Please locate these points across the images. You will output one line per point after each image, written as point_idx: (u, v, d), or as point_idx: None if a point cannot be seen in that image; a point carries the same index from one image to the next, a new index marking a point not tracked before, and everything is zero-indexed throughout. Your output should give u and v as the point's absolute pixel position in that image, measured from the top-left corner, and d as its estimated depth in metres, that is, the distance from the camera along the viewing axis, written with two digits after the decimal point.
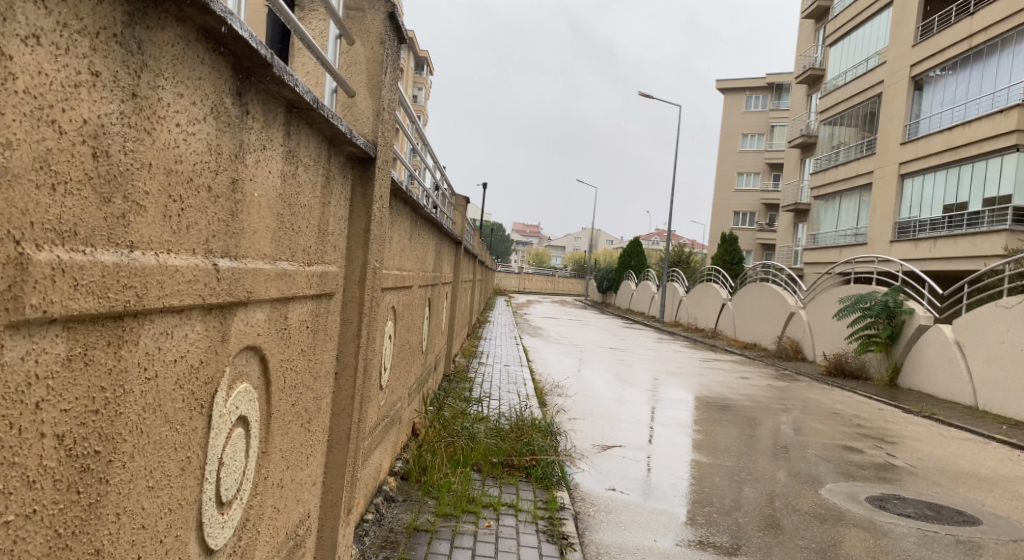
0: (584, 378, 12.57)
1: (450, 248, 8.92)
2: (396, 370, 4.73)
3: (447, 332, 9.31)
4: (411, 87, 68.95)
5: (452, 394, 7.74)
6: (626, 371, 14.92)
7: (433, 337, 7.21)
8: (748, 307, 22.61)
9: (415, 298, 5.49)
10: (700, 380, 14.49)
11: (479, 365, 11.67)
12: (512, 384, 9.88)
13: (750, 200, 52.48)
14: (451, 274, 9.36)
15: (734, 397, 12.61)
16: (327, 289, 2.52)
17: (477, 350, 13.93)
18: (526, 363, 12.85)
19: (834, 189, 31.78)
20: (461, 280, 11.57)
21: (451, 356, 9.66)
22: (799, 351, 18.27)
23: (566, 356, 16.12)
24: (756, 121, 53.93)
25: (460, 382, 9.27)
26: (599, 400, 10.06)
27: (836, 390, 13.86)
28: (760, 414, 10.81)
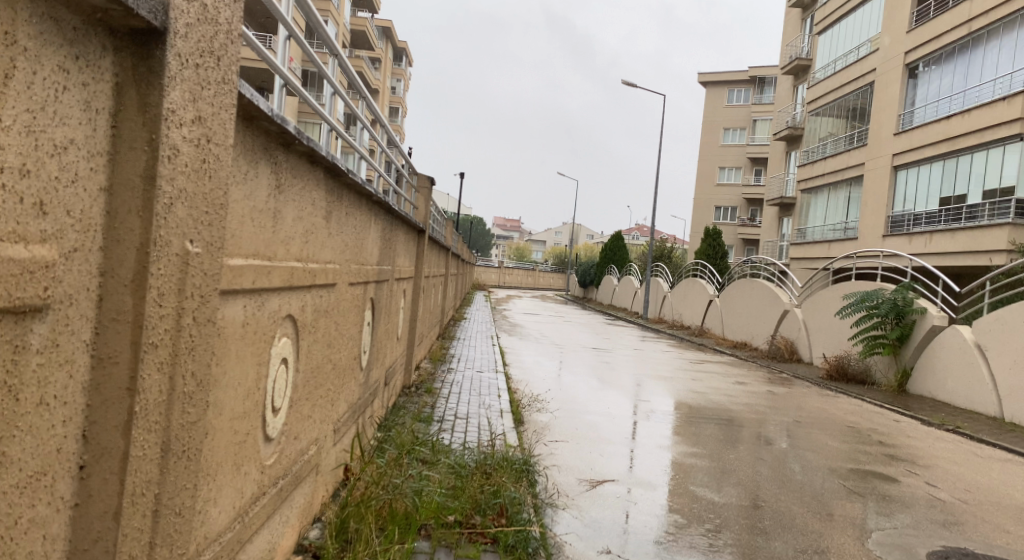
0: (566, 384, 11.21)
1: (408, 237, 7.47)
2: (299, 407, 3.29)
3: (405, 336, 7.90)
4: (388, 75, 66.91)
5: (405, 416, 6.32)
6: (610, 373, 13.64)
7: (381, 347, 5.81)
8: (737, 305, 21.46)
9: (342, 300, 4.08)
10: (691, 384, 13.22)
11: (447, 372, 10.30)
12: (482, 397, 8.48)
13: (732, 194, 51.52)
14: (411, 268, 7.92)
15: (731, 405, 11.35)
16: (3, 303, 1.11)
17: (448, 353, 12.53)
18: (500, 367, 11.47)
19: (822, 182, 30.77)
20: (425, 274, 10.14)
21: (411, 364, 8.27)
22: (794, 352, 17.14)
23: (544, 357, 14.86)
24: (738, 114, 52.92)
25: (420, 397, 7.89)
26: (582, 413, 8.73)
27: (841, 396, 12.66)
28: (765, 427, 9.55)
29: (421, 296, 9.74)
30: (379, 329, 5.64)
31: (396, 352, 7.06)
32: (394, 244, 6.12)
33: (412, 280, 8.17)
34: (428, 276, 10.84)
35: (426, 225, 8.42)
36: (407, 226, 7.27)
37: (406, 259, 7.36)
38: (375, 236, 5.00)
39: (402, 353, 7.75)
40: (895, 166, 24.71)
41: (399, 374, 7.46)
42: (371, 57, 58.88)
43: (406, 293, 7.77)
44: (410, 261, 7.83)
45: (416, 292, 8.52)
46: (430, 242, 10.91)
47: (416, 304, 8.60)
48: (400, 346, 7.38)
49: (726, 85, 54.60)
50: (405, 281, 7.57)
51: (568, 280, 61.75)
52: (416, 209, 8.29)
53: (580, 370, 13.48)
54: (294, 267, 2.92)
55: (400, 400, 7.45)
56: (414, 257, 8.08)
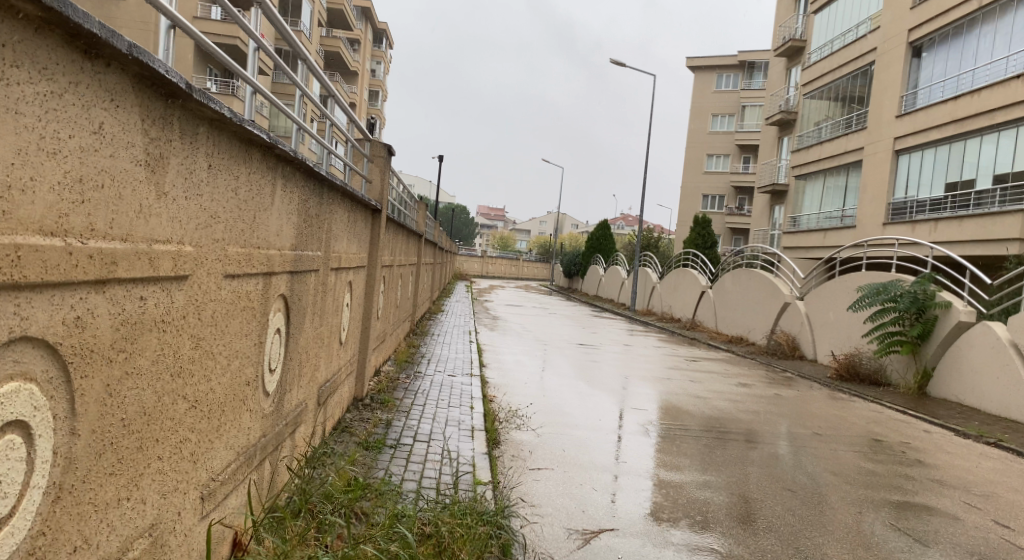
0: (551, 389, 9.89)
1: (357, 213, 5.91)
2: (91, 499, 1.90)
3: (354, 336, 6.45)
4: (370, 58, 65.02)
5: (346, 450, 4.95)
6: (596, 372, 12.39)
7: (305, 358, 4.36)
8: (732, 296, 20.24)
9: (209, 302, 2.65)
10: (690, 384, 11.94)
11: (413, 376, 8.90)
12: (451, 411, 7.13)
13: (720, 182, 50.35)
14: (363, 255, 6.44)
15: (737, 410, 10.07)
16: None
17: (417, 352, 11.14)
18: (476, 369, 10.12)
19: (817, 168, 29.63)
20: (388, 261, 8.65)
21: (364, 371, 6.82)
22: (797, 349, 15.98)
23: (525, 355, 13.53)
24: (727, 100, 51.66)
25: (372, 413, 6.48)
26: (570, 427, 7.40)
27: (855, 400, 11.44)
28: (781, 440, 8.25)
29: (382, 286, 8.26)
30: (300, 336, 4.17)
31: (338, 358, 5.61)
32: (326, 221, 4.61)
33: (364, 270, 6.65)
34: (392, 262, 9.42)
35: (382, 203, 6.93)
36: (354, 202, 5.74)
37: (353, 243, 5.85)
38: (281, 208, 3.54)
39: (350, 357, 6.27)
40: (897, 150, 23.59)
41: (343, 386, 6.01)
42: (351, 39, 57.07)
43: (355, 285, 6.28)
44: (361, 247, 6.34)
45: (373, 283, 7.04)
46: (395, 225, 9.46)
47: (373, 296, 7.15)
48: (345, 351, 5.94)
49: (715, 70, 53.27)
50: (353, 271, 6.07)
51: (553, 270, 60.46)
52: (370, 184, 6.79)
53: (567, 371, 12.17)
54: (22, 246, 1.49)
55: (346, 418, 6.05)
56: (365, 241, 6.60)
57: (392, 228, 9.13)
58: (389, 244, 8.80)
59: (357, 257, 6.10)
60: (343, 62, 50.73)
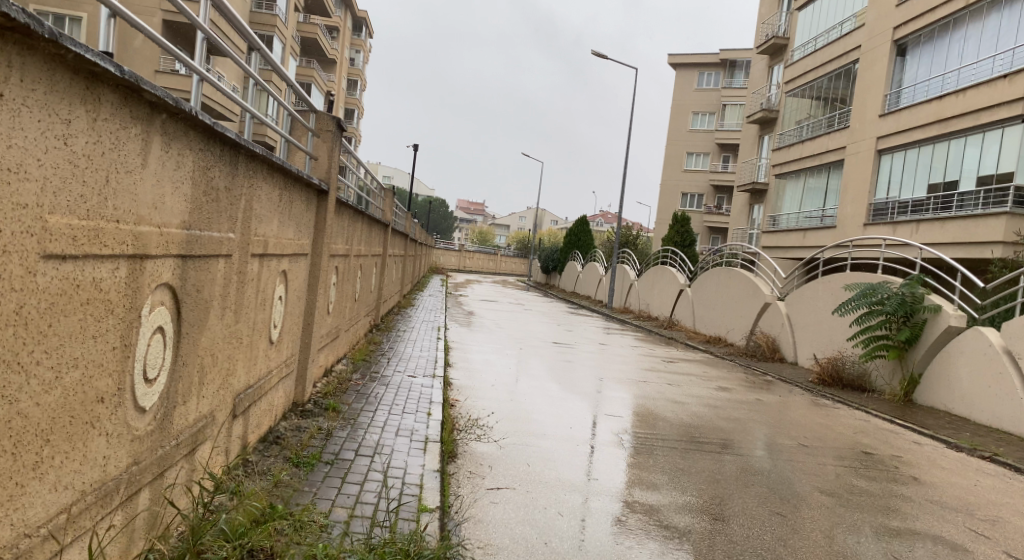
0: (519, 391, 9.18)
1: (296, 193, 5.09)
2: None
3: (293, 333, 5.66)
4: (347, 47, 63.62)
5: (267, 475, 4.17)
6: (569, 373, 11.75)
7: (212, 361, 3.58)
8: (711, 296, 19.71)
9: (7, 294, 1.85)
10: (667, 386, 11.34)
11: (369, 377, 8.13)
12: (403, 419, 6.39)
13: (698, 181, 50.04)
14: (304, 242, 5.61)
15: (716, 415, 9.46)
16: None
17: (378, 350, 10.36)
18: (440, 370, 9.38)
19: (798, 167, 29.28)
20: (342, 249, 7.83)
21: (306, 372, 6.04)
22: (777, 351, 15.48)
23: (495, 353, 12.84)
24: (708, 98, 51.25)
25: (312, 421, 5.71)
26: (537, 438, 6.72)
27: (839, 407, 10.91)
28: (764, 451, 7.64)
29: (333, 277, 7.44)
30: (201, 336, 3.39)
31: (267, 359, 4.82)
32: (243, 197, 3.81)
33: (306, 259, 5.83)
34: (349, 251, 8.59)
35: (331, 184, 6.11)
36: (293, 180, 4.93)
37: (290, 227, 5.05)
38: (164, 171, 2.76)
39: (286, 356, 5.48)
40: (879, 150, 23.25)
41: (276, 391, 5.21)
42: (328, 26, 55.69)
43: (293, 275, 5.46)
44: (302, 233, 5.53)
45: (319, 274, 6.22)
46: (354, 210, 8.65)
47: (319, 288, 6.34)
48: (278, 352, 5.14)
49: (696, 67, 52.83)
50: (291, 259, 5.26)
51: (531, 265, 59.78)
52: (315, 161, 5.97)
53: (539, 371, 11.47)
54: None
55: (279, 427, 5.27)
56: (309, 227, 5.78)
57: (349, 213, 8.29)
58: (344, 230, 7.96)
59: (296, 244, 5.29)
60: (318, 49, 49.41)
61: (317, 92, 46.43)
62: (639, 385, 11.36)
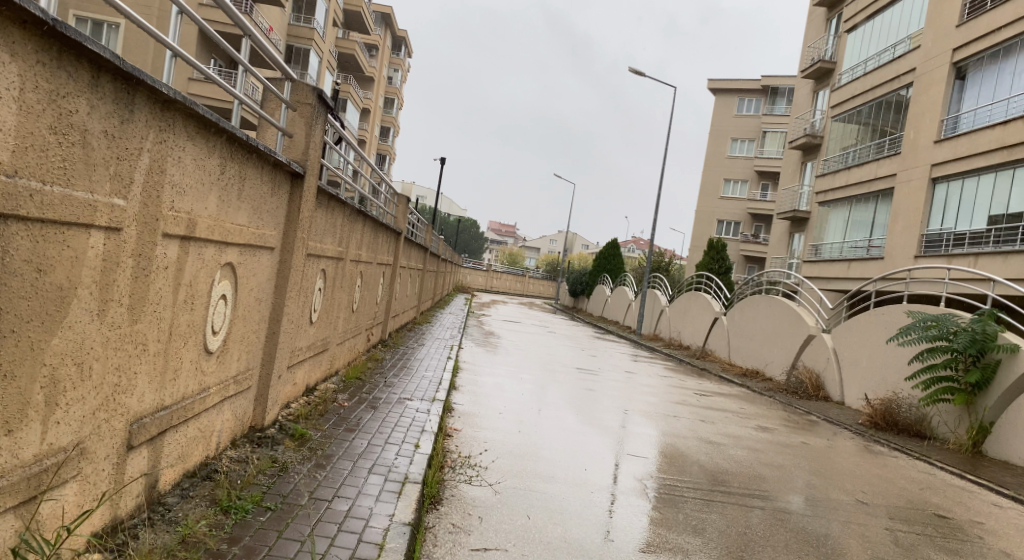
0: (530, 422, 8.07)
1: (253, 167, 4.13)
2: None
3: (250, 343, 4.65)
4: (386, 64, 63.56)
5: (172, 534, 3.14)
6: (590, 404, 10.58)
7: (76, 379, 2.54)
8: (748, 326, 18.36)
9: None
10: (700, 421, 10.13)
11: (359, 398, 7.09)
12: (383, 452, 5.34)
13: (735, 209, 48.52)
14: (269, 233, 4.65)
15: (755, 458, 8.22)
16: None
17: (378, 367, 9.34)
18: (442, 392, 8.32)
19: (844, 195, 27.82)
20: (332, 251, 6.85)
21: (268, 391, 5.01)
22: (821, 389, 14.12)
23: (511, 377, 11.73)
24: (747, 125, 49.87)
25: (268, 452, 4.67)
26: (543, 482, 5.60)
27: (898, 455, 9.56)
28: (814, 507, 6.41)
29: (318, 281, 6.45)
30: (51, 341, 2.36)
31: (199, 375, 3.79)
32: (146, 152, 2.82)
33: (272, 253, 4.83)
34: (346, 254, 7.63)
35: (309, 166, 5.14)
36: (247, 153, 3.98)
37: (241, 209, 4.07)
38: None
39: (237, 371, 4.45)
40: (934, 178, 21.76)
41: (216, 414, 4.17)
42: (368, 44, 55.76)
43: (251, 273, 4.46)
44: (264, 221, 4.54)
45: (292, 275, 5.22)
46: (353, 210, 7.71)
47: (294, 291, 5.32)
48: (219, 365, 4.10)
49: (736, 94, 51.54)
50: (243, 251, 4.26)
51: (559, 288, 58.67)
52: (290, 139, 5.02)
53: (557, 400, 10.34)
54: None
55: (222, 459, 4.25)
56: (276, 215, 4.80)
57: (347, 211, 7.35)
58: (337, 228, 6.98)
59: (252, 232, 4.30)
60: (356, 65, 49.31)
61: (353, 107, 46.21)
62: (668, 419, 10.15)
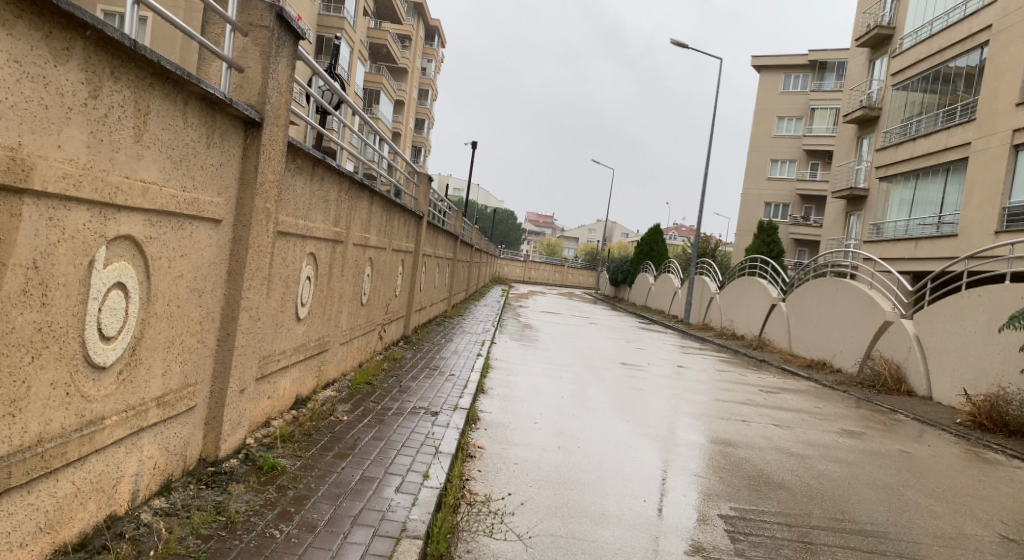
0: (572, 431, 6.71)
1: (168, 101, 2.89)
2: None
3: (187, 350, 3.40)
4: (421, 55, 62.57)
5: None
6: (641, 404, 9.17)
7: None
8: (812, 311, 16.61)
9: None
10: (772, 423, 8.63)
11: (363, 411, 5.84)
12: (378, 487, 4.07)
13: (784, 190, 46.04)
14: (208, 199, 3.41)
15: (848, 470, 6.70)
16: None
17: (396, 369, 8.09)
18: (467, 398, 7.03)
19: (907, 168, 25.54)
20: (325, 230, 5.62)
21: (224, 413, 3.79)
22: (903, 382, 12.40)
23: (550, 374, 10.36)
24: (794, 102, 47.22)
25: (214, 498, 3.42)
26: (590, 524, 4.26)
27: (1015, 466, 7.91)
28: (942, 545, 4.89)
29: (303, 264, 5.23)
30: None
31: (81, 401, 2.54)
32: None
33: (217, 229, 3.60)
34: (347, 237, 6.40)
35: (268, 112, 3.90)
36: (150, 75, 2.71)
37: (150, 162, 2.83)
38: None
39: (165, 391, 3.23)
40: (1015, 145, 19.54)
41: (129, 452, 2.95)
42: (402, 34, 54.61)
43: (181, 254, 3.22)
44: (196, 183, 3.29)
45: (254, 261, 3.97)
46: (356, 184, 6.48)
47: (258, 278, 4.08)
48: (126, 385, 2.87)
49: (782, 70, 48.83)
50: (163, 223, 3.03)
51: (601, 278, 57.08)
52: (241, 76, 3.80)
53: (603, 400, 8.96)
54: None
55: (138, 516, 3.00)
56: (218, 175, 3.55)
57: (346, 184, 6.12)
58: (332, 203, 5.77)
59: (174, 195, 3.06)
60: (389, 55, 48.27)
61: (386, 98, 45.20)
62: (734, 420, 8.67)
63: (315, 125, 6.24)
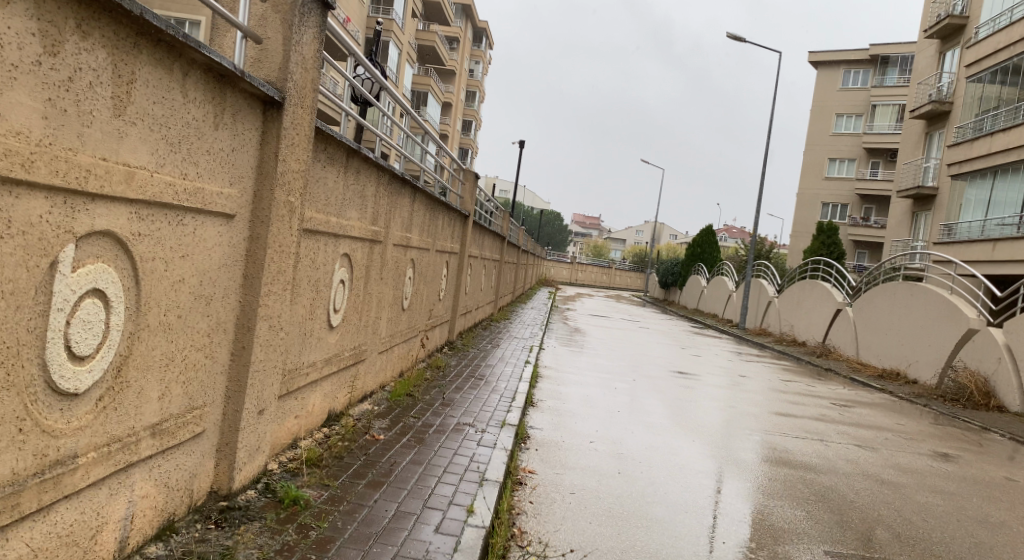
0: (631, 450, 6.04)
1: (159, 67, 2.37)
2: None
3: (191, 368, 2.89)
4: (468, 56, 62.37)
5: None
6: (705, 415, 8.41)
7: None
8: (882, 317, 15.45)
9: None
10: (853, 442, 7.77)
11: (402, 428, 5.30)
12: (413, 526, 3.50)
13: (843, 190, 44.09)
14: (215, 190, 2.89)
15: (950, 503, 5.85)
16: None
17: (439, 379, 7.55)
18: (514, 412, 6.43)
19: (979, 165, 23.84)
20: (361, 229, 5.10)
21: (238, 438, 3.27)
22: (991, 397, 11.28)
23: (603, 383, 9.69)
24: (854, 99, 45.20)
25: (222, 543, 2.90)
26: None
27: None
28: None
29: (336, 265, 4.71)
30: None
31: (40, 440, 2.02)
32: None
33: (228, 225, 3.07)
34: (387, 236, 5.89)
35: (291, 90, 3.38)
36: (133, 32, 2.20)
37: (137, 141, 2.31)
38: None
39: (162, 417, 2.71)
40: None
41: (115, 494, 2.44)
42: (449, 36, 54.37)
43: (182, 255, 2.70)
44: (201, 169, 2.78)
45: (274, 263, 3.44)
46: (396, 179, 5.95)
47: (280, 283, 3.56)
48: (108, 414, 2.36)
49: (841, 66, 46.74)
50: (156, 217, 2.51)
51: (650, 281, 55.80)
52: (259, 47, 3.29)
53: (662, 412, 8.25)
54: None
55: None
56: (229, 162, 3.03)
57: (385, 179, 5.59)
58: (369, 199, 5.25)
59: (170, 183, 2.55)
60: (437, 57, 48.12)
61: (434, 99, 45.00)
62: (809, 436, 7.84)
63: (356, 117, 5.77)
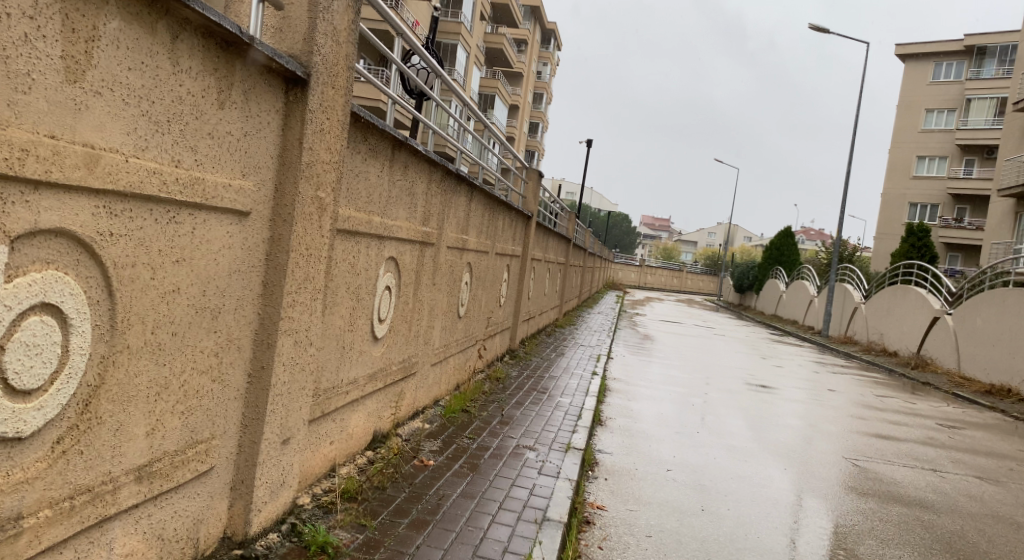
0: (714, 478, 5.28)
1: (134, 24, 1.90)
2: None
3: (192, 395, 2.40)
4: (536, 59, 61.87)
5: None
6: (795, 432, 7.51)
7: None
8: (989, 325, 13.93)
9: None
10: (973, 468, 6.72)
11: (454, 451, 4.74)
12: None
13: (933, 189, 41.18)
14: (219, 182, 2.41)
15: None
16: None
17: (499, 392, 6.98)
18: (580, 434, 5.78)
19: None
20: (410, 230, 4.60)
21: (256, 475, 2.77)
22: None
23: (677, 397, 8.90)
24: (946, 92, 42.16)
25: None
26: None
27: None
28: None
29: (381, 271, 4.21)
30: None
31: None
32: None
33: (240, 222, 2.59)
34: (441, 237, 5.38)
35: (319, 66, 2.89)
36: None
37: (103, 116, 1.84)
38: None
39: (154, 455, 2.24)
40: None
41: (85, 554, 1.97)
42: (517, 38, 53.75)
43: (176, 261, 2.22)
44: (201, 153, 2.30)
45: (302, 269, 2.95)
46: (451, 176, 5.43)
47: (311, 292, 3.07)
48: (71, 463, 1.87)
49: (931, 57, 43.63)
50: (138, 214, 2.04)
51: (722, 284, 53.77)
52: (281, 16, 2.81)
53: (746, 429, 7.39)
54: None
55: None
56: (240, 148, 2.55)
57: (438, 175, 5.08)
58: (420, 197, 4.74)
59: (157, 169, 2.08)
60: (504, 60, 47.83)
61: (501, 102, 44.70)
62: (920, 459, 6.82)
63: (409, 109, 5.22)
